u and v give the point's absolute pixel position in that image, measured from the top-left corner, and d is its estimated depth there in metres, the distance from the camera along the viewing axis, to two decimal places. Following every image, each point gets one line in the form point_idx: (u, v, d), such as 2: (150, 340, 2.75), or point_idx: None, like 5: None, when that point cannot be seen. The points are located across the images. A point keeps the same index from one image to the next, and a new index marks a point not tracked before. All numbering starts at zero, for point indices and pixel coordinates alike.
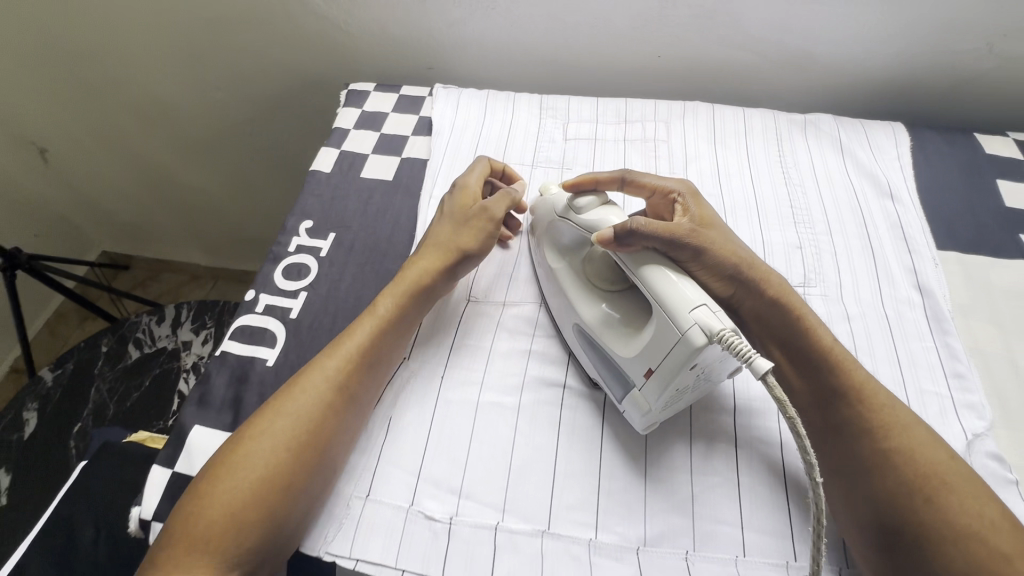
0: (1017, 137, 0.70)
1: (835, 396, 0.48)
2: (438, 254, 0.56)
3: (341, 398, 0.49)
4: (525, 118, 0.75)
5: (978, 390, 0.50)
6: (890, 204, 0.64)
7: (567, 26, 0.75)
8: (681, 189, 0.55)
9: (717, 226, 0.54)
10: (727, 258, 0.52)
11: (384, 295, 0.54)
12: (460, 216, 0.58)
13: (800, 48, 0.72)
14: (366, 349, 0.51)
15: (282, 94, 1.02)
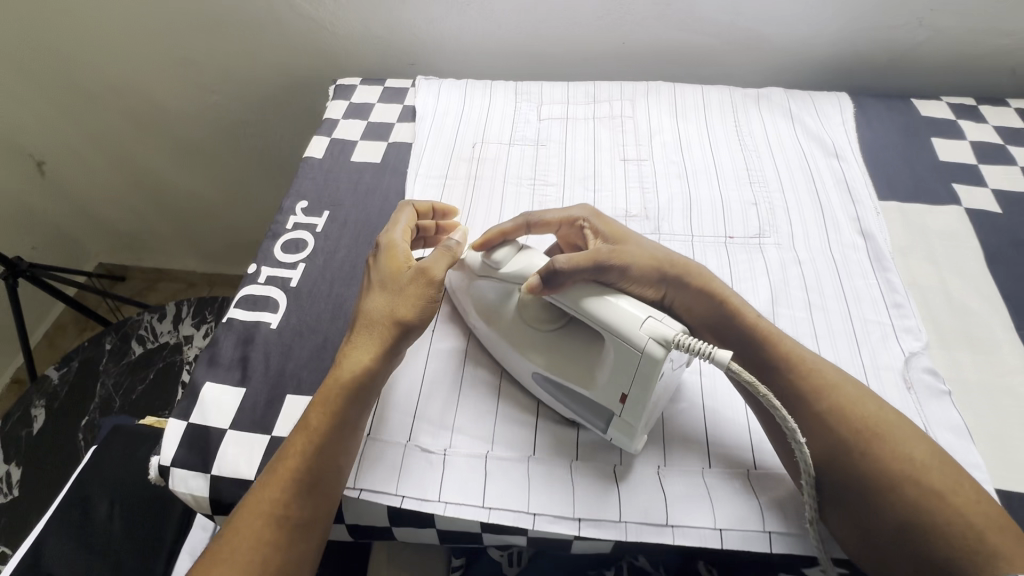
0: (950, 101, 0.77)
1: (769, 370, 0.51)
2: (375, 336, 0.51)
3: (326, 445, 0.47)
4: (501, 103, 0.81)
5: (914, 316, 0.56)
6: (835, 163, 0.70)
7: (538, 17, 0.82)
8: (585, 217, 0.58)
9: (629, 239, 0.56)
10: (648, 266, 0.54)
11: (353, 344, 0.51)
12: (392, 284, 0.52)
13: (751, 28, 0.79)
14: (347, 399, 0.49)
15: (272, 98, 1.07)
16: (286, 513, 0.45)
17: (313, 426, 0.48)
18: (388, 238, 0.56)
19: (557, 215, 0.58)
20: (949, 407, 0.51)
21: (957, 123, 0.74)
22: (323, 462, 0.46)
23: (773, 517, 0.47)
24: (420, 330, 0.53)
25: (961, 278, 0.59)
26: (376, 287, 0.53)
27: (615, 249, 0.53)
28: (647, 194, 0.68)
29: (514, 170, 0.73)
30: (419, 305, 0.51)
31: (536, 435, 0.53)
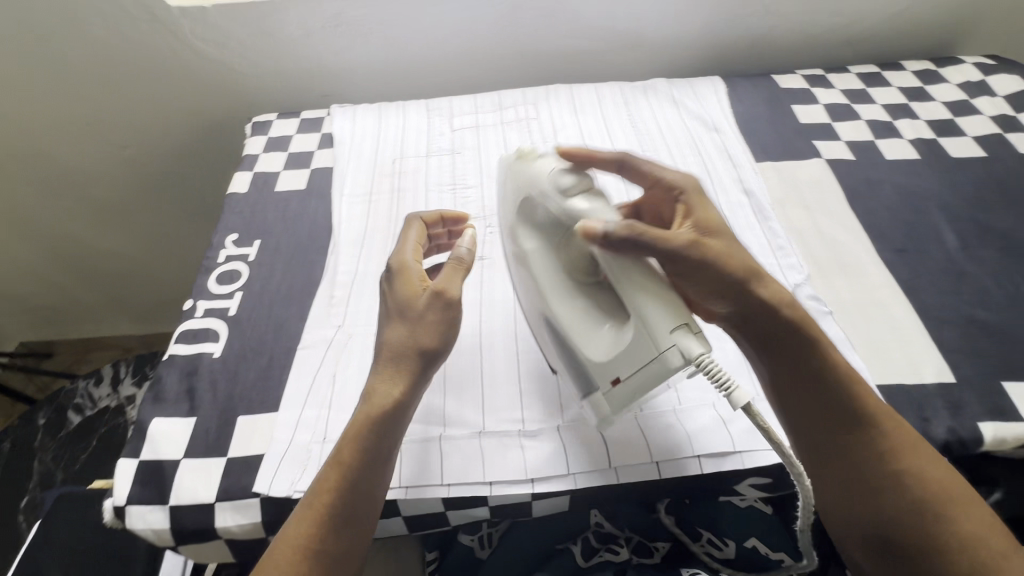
0: (803, 73, 0.89)
1: (845, 418, 0.47)
2: (400, 365, 0.50)
3: (355, 480, 0.47)
4: (415, 120, 0.86)
5: (794, 254, 0.65)
6: (716, 136, 0.80)
7: (439, 37, 0.88)
8: (686, 188, 0.54)
9: (721, 233, 0.50)
10: (730, 268, 0.48)
11: (376, 374, 0.50)
12: (408, 311, 0.51)
13: (630, 29, 0.88)
14: (372, 433, 0.48)
15: (191, 144, 1.07)
16: (314, 549, 0.45)
17: (339, 462, 0.47)
18: (402, 263, 0.55)
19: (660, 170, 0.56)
20: (831, 324, 0.59)
21: (811, 91, 0.86)
22: (349, 499, 0.46)
23: (700, 446, 0.53)
24: (444, 355, 0.52)
25: (829, 218, 0.69)
26: (393, 314, 0.52)
27: (697, 238, 0.48)
28: None
29: (435, 179, 0.78)
30: (441, 324, 0.51)
31: (483, 412, 0.56)
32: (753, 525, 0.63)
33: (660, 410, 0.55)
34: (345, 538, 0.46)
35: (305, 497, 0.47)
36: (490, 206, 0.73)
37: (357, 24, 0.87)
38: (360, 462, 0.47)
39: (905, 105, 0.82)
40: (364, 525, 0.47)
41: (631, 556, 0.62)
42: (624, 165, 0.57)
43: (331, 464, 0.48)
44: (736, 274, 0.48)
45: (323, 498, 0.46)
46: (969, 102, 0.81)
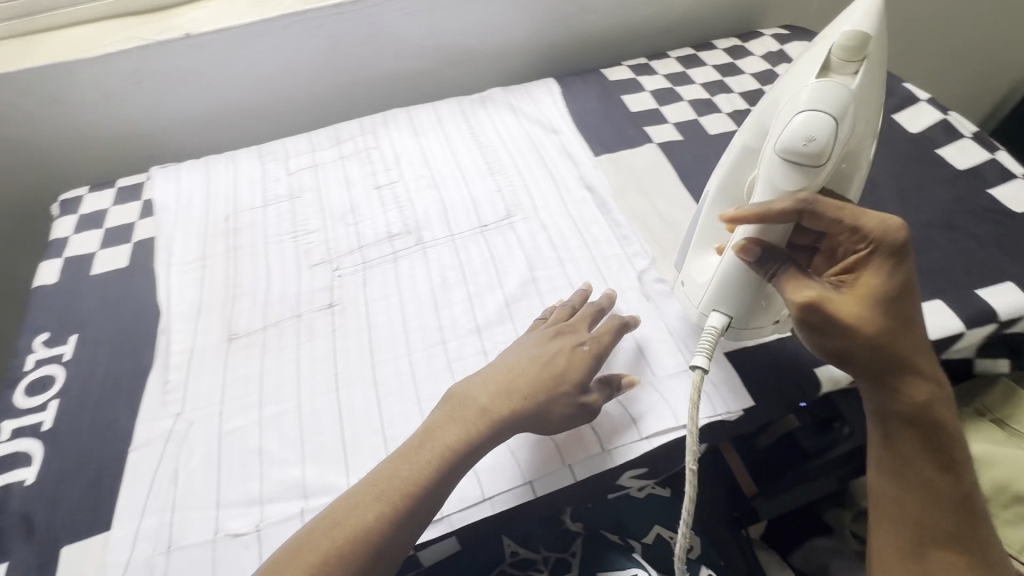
0: (629, 64, 0.93)
1: (927, 488, 0.45)
2: (514, 399, 0.50)
3: (431, 482, 0.46)
4: (247, 169, 0.80)
5: (636, 241, 0.67)
6: (555, 137, 0.81)
7: (260, 77, 0.83)
8: (883, 244, 0.44)
9: (873, 310, 0.43)
10: (856, 333, 0.43)
11: (498, 377, 0.52)
12: (574, 376, 0.52)
13: (456, 43, 0.88)
14: (477, 436, 0.49)
15: None
16: (366, 544, 0.43)
17: (429, 457, 0.48)
18: (575, 322, 0.56)
19: (864, 221, 0.44)
20: (674, 304, 0.62)
21: (637, 80, 0.90)
22: (420, 500, 0.46)
23: (572, 455, 0.53)
24: (549, 425, 0.51)
25: (666, 199, 0.72)
26: (544, 356, 0.53)
27: (835, 302, 0.43)
28: (405, 211, 0.73)
29: (275, 229, 0.73)
30: (566, 418, 0.51)
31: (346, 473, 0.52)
32: (653, 515, 0.64)
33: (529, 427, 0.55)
34: (395, 539, 0.44)
35: (367, 487, 0.46)
36: (337, 249, 0.70)
37: (162, 77, 0.80)
38: (448, 458, 0.48)
39: (720, 81, 0.88)
40: (412, 536, 0.45)
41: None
42: (801, 213, 0.45)
43: (420, 459, 0.47)
44: (874, 339, 0.44)
45: (387, 493, 0.46)
46: (773, 71, 0.89)
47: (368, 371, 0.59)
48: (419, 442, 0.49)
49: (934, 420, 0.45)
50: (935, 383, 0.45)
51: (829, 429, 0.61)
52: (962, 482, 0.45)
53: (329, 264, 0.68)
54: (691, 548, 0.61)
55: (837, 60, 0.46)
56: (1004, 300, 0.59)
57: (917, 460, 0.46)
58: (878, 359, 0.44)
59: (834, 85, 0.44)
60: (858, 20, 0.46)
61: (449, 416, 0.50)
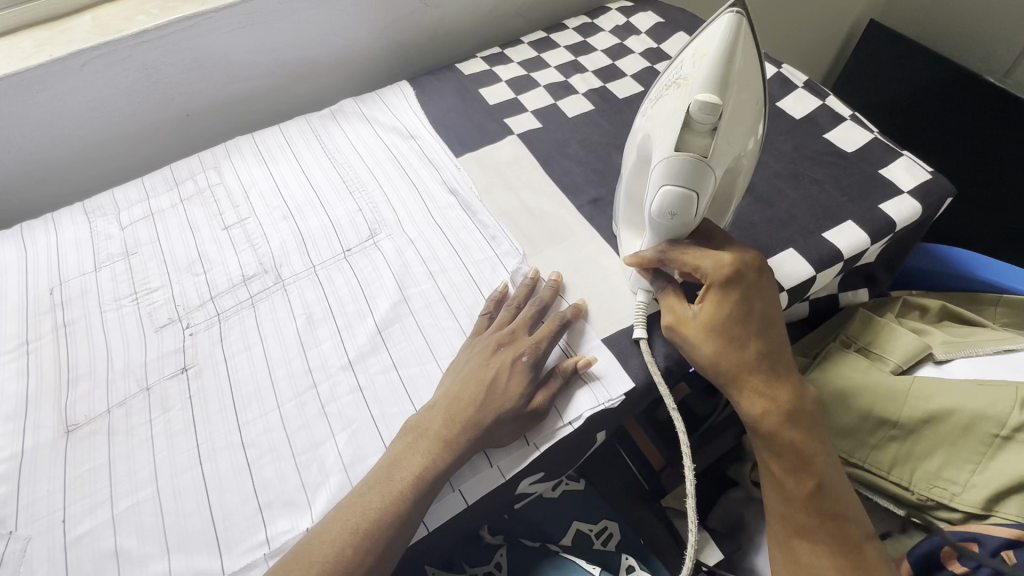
0: (483, 55, 0.90)
1: (797, 489, 0.47)
2: (459, 420, 0.49)
3: (406, 501, 0.46)
4: (71, 230, 0.71)
5: (506, 240, 0.65)
6: (414, 143, 0.77)
7: (73, 125, 0.74)
8: (715, 275, 0.48)
9: (712, 340, 0.48)
10: (702, 358, 0.49)
11: (451, 399, 0.50)
12: (523, 389, 0.51)
13: (297, 57, 0.82)
14: (439, 460, 0.47)
15: None
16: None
17: (392, 489, 0.46)
18: (517, 327, 0.55)
19: (698, 261, 0.49)
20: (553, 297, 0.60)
21: (492, 70, 0.87)
22: (394, 526, 0.45)
23: (460, 480, 0.50)
24: (501, 436, 0.50)
25: (531, 191, 0.71)
26: (487, 375, 0.51)
27: (680, 329, 0.49)
28: (259, 249, 0.67)
29: (110, 294, 0.65)
30: (514, 430, 0.50)
31: (216, 554, 0.47)
32: (571, 512, 0.64)
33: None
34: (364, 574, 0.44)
35: (326, 537, 0.45)
36: (185, 304, 0.63)
37: None
38: (410, 484, 0.47)
39: (574, 61, 0.88)
40: (387, 559, 0.45)
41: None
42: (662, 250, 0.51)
43: (370, 500, 0.46)
44: (721, 365, 0.48)
45: (360, 524, 0.45)
46: (622, 44, 0.90)
47: (234, 435, 0.53)
48: (368, 484, 0.47)
49: (790, 441, 0.47)
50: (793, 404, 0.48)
51: (715, 394, 0.63)
52: (827, 490, 0.47)
53: (178, 323, 0.62)
54: (610, 537, 0.62)
55: (691, 122, 0.41)
56: (847, 239, 0.63)
57: (781, 472, 0.48)
58: (725, 378, 0.48)
59: (685, 159, 0.41)
60: (706, 73, 0.39)
61: (401, 446, 0.49)
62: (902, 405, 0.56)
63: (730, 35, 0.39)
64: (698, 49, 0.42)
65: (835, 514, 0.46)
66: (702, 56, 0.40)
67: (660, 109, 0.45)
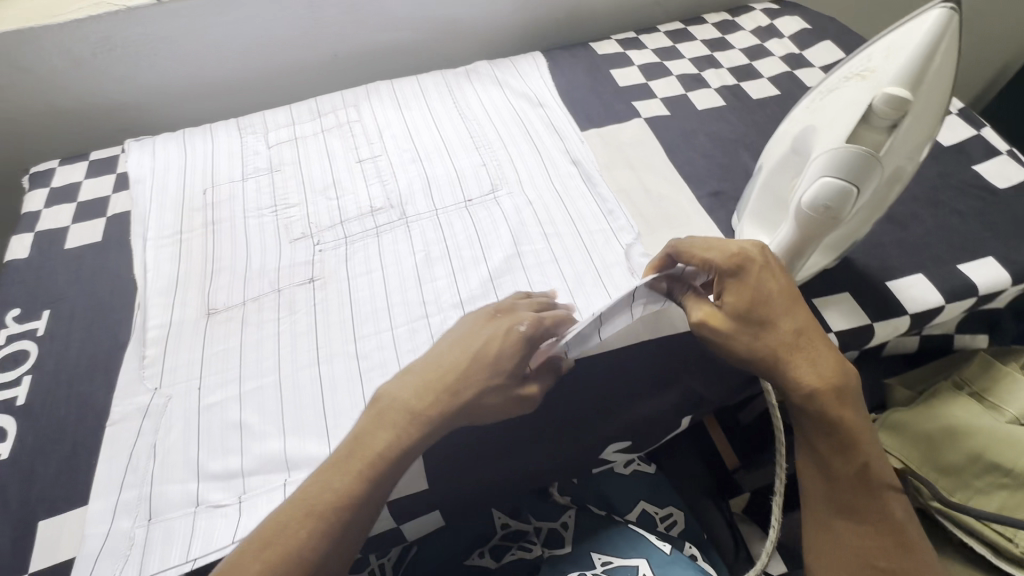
0: (617, 38, 0.91)
1: (842, 454, 0.45)
2: (439, 395, 0.46)
3: (362, 495, 0.43)
4: (226, 142, 0.78)
5: (622, 216, 0.66)
6: (541, 111, 0.80)
7: (237, 49, 0.81)
8: (725, 269, 0.45)
9: (746, 334, 0.45)
10: (744, 354, 0.45)
11: (405, 405, 0.46)
12: (509, 372, 0.47)
13: (443, 16, 0.86)
14: (394, 468, 0.44)
15: None
16: (302, 564, 0.40)
17: (334, 501, 0.43)
18: (518, 307, 0.52)
19: (708, 256, 0.46)
20: None
21: (626, 54, 0.88)
22: (352, 510, 0.43)
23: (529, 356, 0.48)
24: (478, 412, 0.47)
25: (652, 173, 0.71)
26: (477, 343, 0.48)
27: (718, 331, 0.45)
28: (388, 185, 0.72)
29: (253, 203, 0.71)
30: (498, 406, 0.47)
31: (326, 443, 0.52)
32: (637, 491, 0.65)
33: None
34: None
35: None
36: (317, 223, 0.69)
37: (136, 48, 0.77)
38: (332, 529, 0.42)
39: (709, 56, 0.87)
40: (348, 545, 0.43)
41: (543, 551, 0.58)
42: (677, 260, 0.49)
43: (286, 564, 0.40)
44: (762, 358, 0.45)
45: (314, 505, 0.42)
46: (762, 46, 0.88)
47: (350, 346, 0.58)
48: (275, 546, 0.41)
49: (840, 427, 0.44)
50: (843, 385, 0.44)
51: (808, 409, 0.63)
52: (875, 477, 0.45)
53: (309, 238, 0.67)
54: (675, 524, 0.62)
55: (871, 116, 0.41)
56: (987, 275, 0.59)
57: (824, 452, 0.45)
58: (768, 367, 0.45)
59: (857, 152, 0.41)
60: (900, 68, 0.39)
61: (311, 505, 0.42)
62: (1019, 454, 0.53)
63: (934, 34, 0.39)
64: (889, 44, 0.42)
65: (881, 504, 0.45)
66: (896, 51, 0.40)
67: (829, 101, 0.45)
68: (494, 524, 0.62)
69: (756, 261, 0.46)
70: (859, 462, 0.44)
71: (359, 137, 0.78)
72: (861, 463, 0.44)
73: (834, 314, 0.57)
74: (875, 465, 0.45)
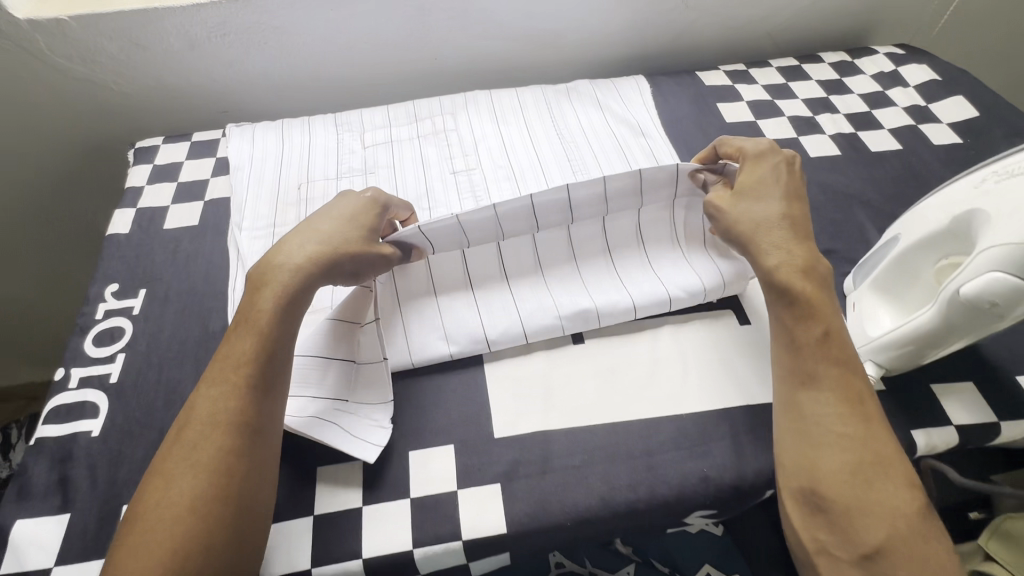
0: (726, 69, 0.87)
1: (798, 322, 0.49)
2: (320, 249, 0.53)
3: (252, 353, 0.49)
4: (322, 137, 0.78)
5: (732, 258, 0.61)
6: (643, 139, 0.76)
7: (343, 45, 0.81)
8: (748, 156, 0.58)
9: (741, 205, 0.56)
10: (736, 224, 0.55)
11: (266, 277, 0.52)
12: (363, 230, 0.55)
13: (550, 29, 0.85)
14: (271, 330, 0.50)
15: (52, 184, 0.94)
16: (220, 419, 0.46)
17: (233, 378, 0.47)
18: (349, 192, 0.60)
19: (743, 143, 0.59)
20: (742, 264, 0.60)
21: (734, 87, 0.84)
22: (254, 366, 0.48)
23: (571, 192, 0.58)
24: (354, 261, 0.54)
25: None
26: (345, 214, 0.56)
27: (720, 203, 0.57)
28: (481, 200, 0.70)
29: None
30: (371, 255, 0.54)
31: (403, 467, 0.51)
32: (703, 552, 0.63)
33: (528, 265, 0.61)
34: (247, 471, 0.45)
35: (177, 479, 0.44)
36: None
37: (248, 34, 0.78)
38: (236, 390, 0.47)
39: (824, 99, 0.82)
40: (259, 402, 0.47)
41: None
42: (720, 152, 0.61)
43: (206, 440, 0.45)
44: (744, 226, 0.54)
45: (232, 365, 0.48)
46: (884, 93, 0.82)
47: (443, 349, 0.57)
48: (192, 430, 0.46)
49: (802, 297, 0.50)
50: (808, 259, 0.51)
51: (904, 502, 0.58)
52: (837, 346, 0.48)
53: None
54: None
55: None
56: None
57: (789, 323, 0.50)
58: (746, 237, 0.54)
59: None
60: None
61: (212, 391, 0.47)
62: None
63: None
64: None
65: (843, 376, 0.47)
66: None
67: (1017, 187, 0.42)
68: (551, 563, 0.61)
69: (779, 158, 0.57)
70: (815, 331, 0.49)
71: (455, 147, 0.76)
72: (819, 332, 0.48)
73: (954, 404, 0.53)
74: (837, 344, 0.48)
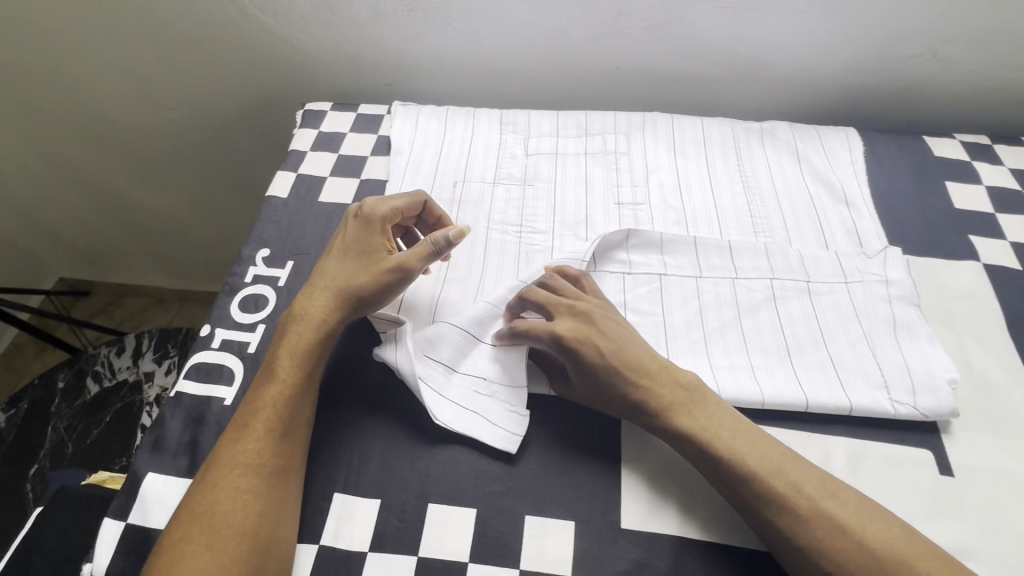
0: (962, 139, 0.72)
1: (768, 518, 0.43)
2: (316, 293, 0.54)
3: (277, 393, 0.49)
4: (485, 135, 0.74)
5: (941, 375, 0.52)
6: (845, 210, 0.65)
7: (527, 40, 0.76)
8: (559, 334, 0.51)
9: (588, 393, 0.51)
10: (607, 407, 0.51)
11: (287, 329, 0.52)
12: (365, 253, 0.55)
13: (756, 58, 0.74)
14: (292, 373, 0.50)
15: (228, 123, 0.98)
16: (248, 459, 0.46)
17: (255, 422, 0.48)
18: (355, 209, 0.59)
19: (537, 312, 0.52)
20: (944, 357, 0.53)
21: (971, 164, 0.69)
22: (283, 407, 0.48)
23: (734, 252, 0.60)
24: (365, 285, 0.53)
25: (982, 347, 0.55)
26: (339, 249, 0.56)
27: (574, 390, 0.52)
28: None
29: (499, 214, 0.66)
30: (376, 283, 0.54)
31: (519, 530, 0.47)
32: None
33: (686, 309, 0.57)
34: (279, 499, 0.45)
35: (202, 516, 0.43)
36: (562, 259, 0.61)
37: (435, 11, 0.74)
38: (265, 428, 0.47)
39: None
40: (286, 439, 0.48)
41: None
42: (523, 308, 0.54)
43: (233, 477, 0.45)
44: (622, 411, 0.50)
45: (251, 412, 0.48)
46: None
47: None
48: (219, 469, 0.46)
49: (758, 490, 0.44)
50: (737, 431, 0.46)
51: None
52: (831, 526, 0.41)
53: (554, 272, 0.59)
54: None
55: None
56: None
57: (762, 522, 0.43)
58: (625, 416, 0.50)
59: None
60: None
61: (235, 433, 0.47)
62: None
63: None
64: None
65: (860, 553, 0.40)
66: None
67: None
68: None
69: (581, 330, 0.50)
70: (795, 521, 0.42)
71: (625, 174, 0.69)
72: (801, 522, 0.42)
73: None
74: (832, 521, 0.42)
